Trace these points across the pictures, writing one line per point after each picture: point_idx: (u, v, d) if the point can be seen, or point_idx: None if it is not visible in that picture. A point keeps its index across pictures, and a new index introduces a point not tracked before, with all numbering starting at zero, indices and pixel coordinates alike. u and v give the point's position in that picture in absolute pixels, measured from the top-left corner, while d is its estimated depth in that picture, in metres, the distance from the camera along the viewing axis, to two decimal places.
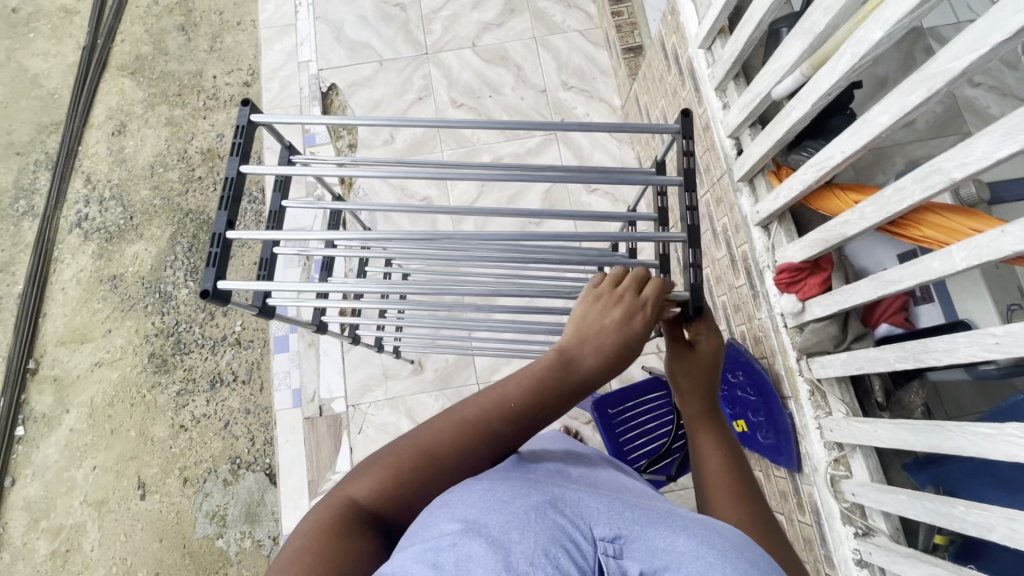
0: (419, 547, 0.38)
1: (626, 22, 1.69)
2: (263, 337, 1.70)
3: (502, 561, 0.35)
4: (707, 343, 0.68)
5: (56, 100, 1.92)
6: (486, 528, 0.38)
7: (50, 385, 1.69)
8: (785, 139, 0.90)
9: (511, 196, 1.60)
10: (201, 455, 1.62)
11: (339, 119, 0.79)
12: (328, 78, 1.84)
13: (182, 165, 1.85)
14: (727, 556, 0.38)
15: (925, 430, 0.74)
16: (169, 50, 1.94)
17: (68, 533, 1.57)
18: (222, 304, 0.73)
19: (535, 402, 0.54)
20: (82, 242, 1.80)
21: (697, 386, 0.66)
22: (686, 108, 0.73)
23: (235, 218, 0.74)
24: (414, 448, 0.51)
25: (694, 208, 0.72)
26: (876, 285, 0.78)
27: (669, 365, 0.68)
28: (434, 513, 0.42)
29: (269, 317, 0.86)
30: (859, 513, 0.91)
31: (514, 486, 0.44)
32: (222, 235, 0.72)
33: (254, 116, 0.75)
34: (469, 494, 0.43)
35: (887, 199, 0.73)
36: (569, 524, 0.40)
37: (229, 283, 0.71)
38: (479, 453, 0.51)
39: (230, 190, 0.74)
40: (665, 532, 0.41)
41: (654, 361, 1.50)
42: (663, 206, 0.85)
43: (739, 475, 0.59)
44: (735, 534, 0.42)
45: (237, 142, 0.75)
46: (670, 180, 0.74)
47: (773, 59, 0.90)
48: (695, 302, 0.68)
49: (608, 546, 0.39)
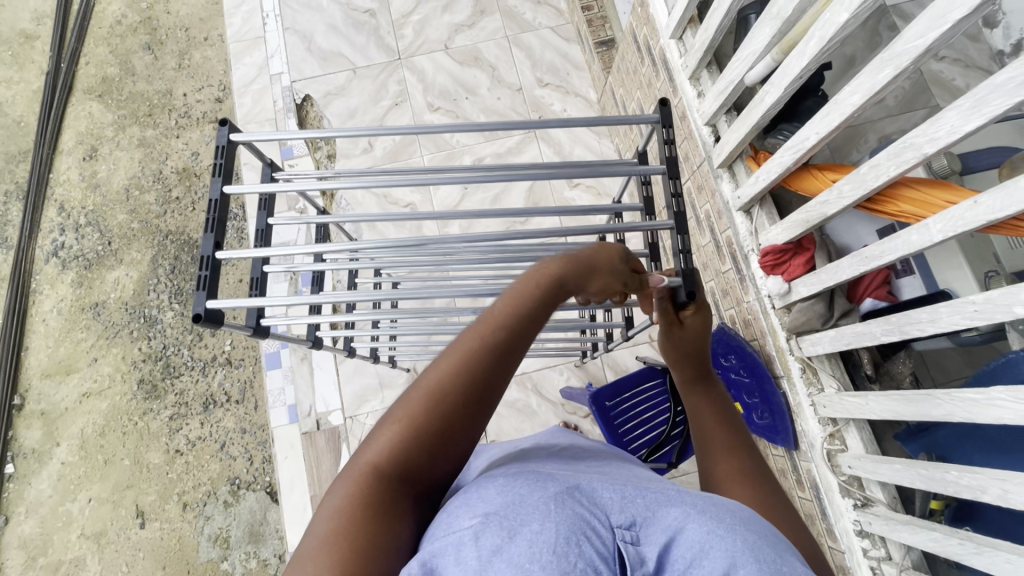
0: (440, 544, 0.38)
1: (596, 16, 1.69)
2: (254, 354, 1.68)
3: (526, 551, 0.36)
4: (696, 322, 0.67)
5: (23, 127, 1.89)
6: (506, 519, 0.38)
7: (38, 420, 1.65)
8: (760, 124, 0.91)
9: (495, 196, 1.61)
10: (199, 479, 1.60)
11: (318, 132, 0.77)
12: (302, 89, 1.82)
13: (159, 187, 1.82)
14: (736, 530, 0.40)
15: (914, 399, 0.75)
16: (136, 70, 1.91)
17: (67, 568, 1.55)
18: (216, 326, 0.71)
19: (523, 319, 0.52)
20: (61, 271, 1.76)
21: (686, 358, 0.67)
22: (664, 96, 0.73)
23: (222, 238, 0.72)
24: (422, 399, 0.48)
25: (679, 195, 0.71)
26: (859, 262, 0.79)
27: (661, 345, 0.69)
28: (452, 508, 0.43)
29: (264, 336, 0.84)
30: (856, 485, 0.93)
31: (529, 478, 0.44)
32: (211, 256, 0.71)
33: (233, 136, 0.73)
34: (486, 490, 0.43)
35: (863, 177, 0.74)
36: (587, 511, 0.40)
37: (218, 300, 0.69)
38: (482, 382, 0.49)
39: (215, 212, 0.72)
40: (677, 511, 0.42)
41: (648, 351, 1.51)
42: (648, 195, 0.86)
43: (732, 435, 0.62)
44: (737, 507, 0.43)
45: (219, 163, 0.73)
46: (653, 170, 0.74)
47: (743, 46, 0.91)
48: (688, 287, 0.66)
49: (626, 533, 0.40)
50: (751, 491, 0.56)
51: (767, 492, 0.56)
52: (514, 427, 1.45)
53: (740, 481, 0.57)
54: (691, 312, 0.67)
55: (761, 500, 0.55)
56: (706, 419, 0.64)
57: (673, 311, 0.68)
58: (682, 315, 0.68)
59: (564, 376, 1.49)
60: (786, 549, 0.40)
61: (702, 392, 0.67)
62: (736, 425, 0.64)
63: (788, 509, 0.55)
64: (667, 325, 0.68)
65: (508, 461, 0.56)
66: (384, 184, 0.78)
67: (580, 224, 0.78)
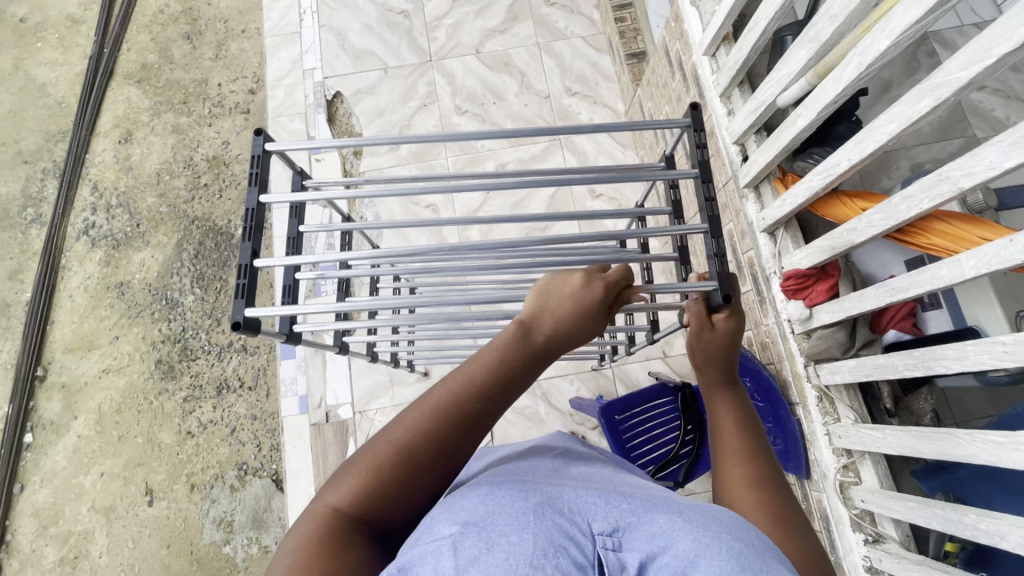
0: (419, 553, 0.38)
1: (629, 28, 1.68)
2: (269, 344, 1.71)
3: (502, 562, 0.35)
4: (727, 326, 0.66)
5: (63, 108, 1.95)
6: (483, 529, 0.38)
7: (58, 392, 1.70)
8: (790, 146, 0.90)
9: (517, 201, 1.61)
10: (208, 462, 1.63)
11: (352, 140, 0.77)
12: (333, 86, 1.85)
13: (188, 173, 1.86)
14: (722, 538, 0.38)
15: (934, 438, 0.73)
16: (174, 58, 1.96)
17: (76, 540, 1.58)
18: (255, 335, 0.67)
19: (501, 376, 0.53)
20: (90, 249, 1.81)
21: (713, 360, 0.66)
22: (695, 100, 0.72)
23: (259, 248, 0.69)
24: (388, 446, 0.48)
25: (712, 200, 0.71)
26: (886, 293, 0.77)
27: (689, 344, 0.69)
28: (434, 516, 0.42)
29: (297, 343, 0.80)
30: (868, 519, 0.91)
31: (511, 488, 0.44)
32: (249, 265, 0.67)
33: (269, 145, 0.71)
34: (469, 499, 0.43)
35: (895, 207, 0.72)
36: (567, 521, 0.40)
37: (257, 308, 0.65)
38: (454, 438, 0.49)
39: (251, 221, 0.69)
40: (662, 519, 0.40)
41: (660, 366, 1.50)
42: (676, 198, 0.86)
43: (749, 441, 0.60)
44: (732, 518, 0.42)
45: (254, 172, 0.71)
46: (684, 172, 0.73)
47: (777, 67, 0.89)
48: (723, 290, 0.67)
49: (607, 540, 0.39)
50: (760, 499, 0.54)
51: (777, 499, 0.54)
52: (520, 434, 1.45)
53: (750, 488, 0.55)
54: (724, 315, 0.67)
55: (770, 510, 0.53)
56: (723, 420, 0.63)
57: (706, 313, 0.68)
58: (714, 318, 0.67)
59: (574, 386, 1.49)
60: (774, 558, 0.39)
61: (727, 392, 0.65)
62: (756, 432, 0.62)
63: (799, 518, 0.53)
64: (699, 327, 0.67)
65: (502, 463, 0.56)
66: (413, 191, 0.78)
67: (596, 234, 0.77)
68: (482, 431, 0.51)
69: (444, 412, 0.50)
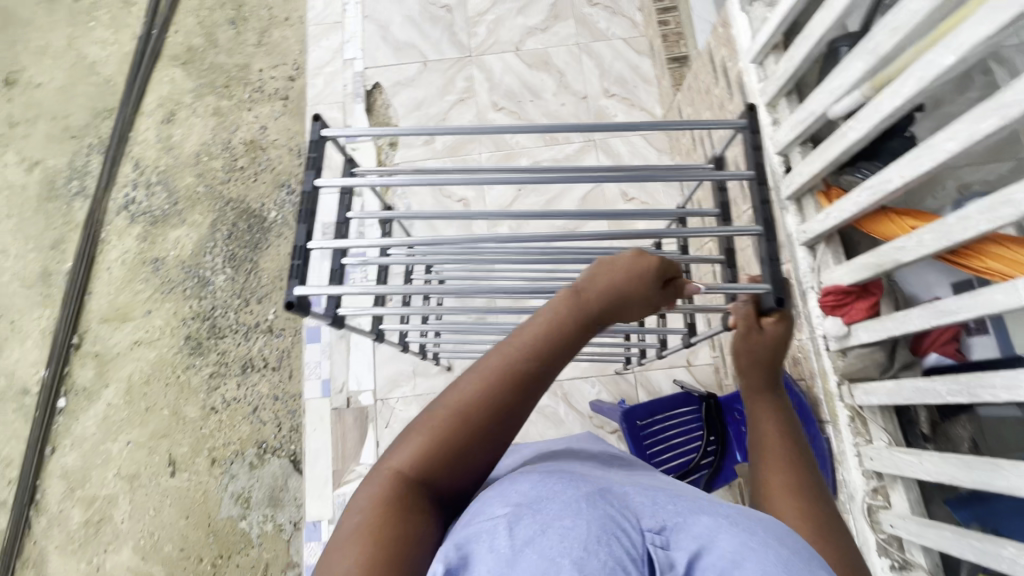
0: (475, 531, 0.39)
1: (672, 32, 1.66)
2: (295, 327, 1.75)
3: (558, 544, 0.36)
4: (778, 330, 0.68)
5: (111, 86, 2.01)
6: (538, 513, 0.39)
7: (92, 360, 1.76)
8: (838, 160, 0.88)
9: (549, 200, 1.61)
10: (229, 438, 1.67)
11: (404, 130, 0.78)
12: (372, 77, 1.87)
13: (226, 155, 1.91)
14: (769, 543, 0.39)
15: (974, 465, 0.71)
16: (219, 43, 2.01)
17: (100, 504, 1.64)
18: (305, 315, 0.68)
19: (555, 345, 0.54)
20: (129, 224, 1.87)
21: (758, 362, 0.66)
22: (753, 102, 0.75)
23: (313, 231, 0.70)
24: (448, 414, 0.50)
25: (768, 202, 0.71)
26: (932, 315, 0.75)
27: (733, 347, 0.69)
28: (487, 499, 0.44)
29: (340, 327, 0.81)
30: (895, 545, 0.89)
31: (562, 478, 0.45)
32: (303, 246, 0.69)
33: (325, 131, 0.73)
34: (523, 484, 0.44)
35: (949, 228, 0.70)
36: (618, 513, 0.40)
37: (309, 286, 0.66)
38: (512, 404, 0.51)
39: (306, 205, 0.71)
40: (707, 520, 0.41)
41: (683, 375, 1.48)
42: (724, 200, 0.87)
43: (789, 448, 0.60)
44: (778, 524, 0.42)
45: (311, 157, 0.72)
46: (738, 173, 0.71)
47: (830, 78, 0.87)
48: (775, 294, 0.69)
49: (656, 537, 0.39)
50: (798, 504, 0.54)
51: (816, 505, 0.54)
52: (538, 433, 1.45)
53: (788, 494, 0.55)
54: (773, 320, 0.68)
55: (809, 515, 0.53)
56: (765, 425, 0.63)
57: (755, 316, 0.69)
58: (763, 322, 0.69)
59: (595, 389, 1.48)
60: (819, 565, 0.39)
61: (770, 399, 0.65)
62: (797, 440, 0.62)
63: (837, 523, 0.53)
64: (746, 329, 0.68)
65: (544, 459, 0.57)
66: (460, 181, 0.79)
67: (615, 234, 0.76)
68: (537, 395, 0.53)
69: (501, 378, 0.51)
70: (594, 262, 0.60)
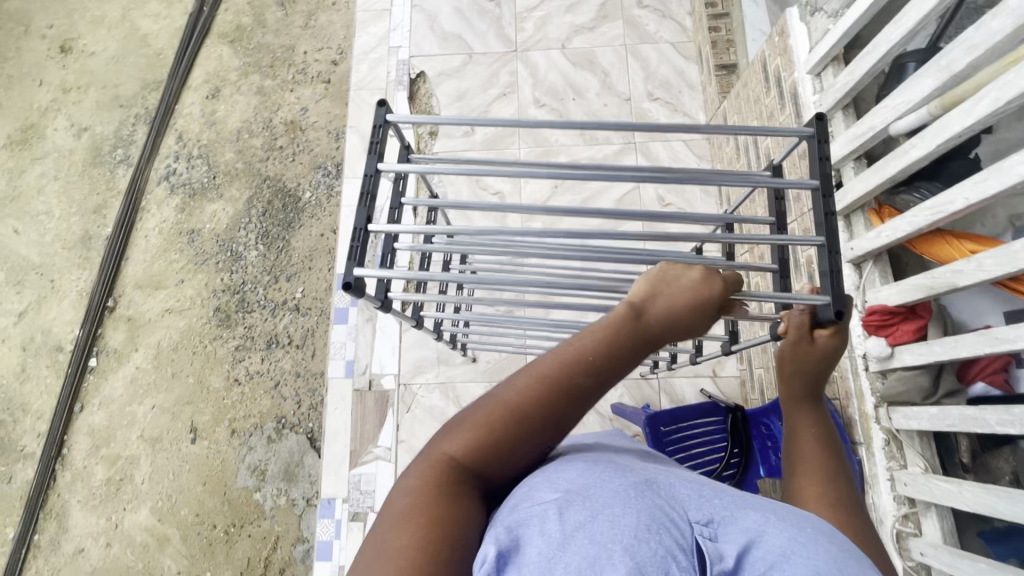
0: (523, 515, 0.40)
1: (722, 38, 1.65)
2: (321, 308, 1.78)
3: (609, 532, 0.36)
4: (830, 343, 0.65)
5: (161, 59, 2.06)
6: (586, 499, 0.40)
7: (124, 324, 1.81)
8: (897, 177, 0.86)
9: (584, 199, 1.61)
10: (250, 410, 1.70)
11: (467, 120, 0.78)
12: (418, 65, 1.89)
13: (266, 134, 1.94)
14: (818, 540, 0.38)
15: (1018, 499, 0.69)
16: (268, 23, 2.05)
17: (123, 464, 1.69)
18: (360, 296, 0.69)
19: (610, 354, 0.53)
20: (168, 195, 1.92)
21: (801, 372, 0.66)
22: (822, 112, 0.71)
23: (373, 215, 0.71)
24: (499, 409, 0.50)
25: (833, 215, 0.68)
26: (986, 342, 0.73)
27: (781, 351, 0.68)
28: (534, 484, 0.44)
29: (387, 311, 0.82)
30: (924, 574, 0.88)
31: (608, 467, 0.45)
32: (362, 230, 0.70)
33: (390, 117, 0.74)
34: (568, 470, 0.45)
35: (1013, 255, 0.68)
36: (665, 504, 0.40)
37: (367, 269, 0.68)
38: (564, 407, 0.51)
39: (367, 188, 0.71)
40: (754, 514, 0.40)
41: (709, 385, 1.47)
42: (781, 210, 0.85)
43: (827, 461, 0.60)
44: (826, 524, 0.42)
45: (375, 142, 0.73)
46: (802, 183, 0.70)
47: (895, 93, 0.86)
48: (836, 306, 0.64)
49: (704, 528, 0.39)
50: (836, 516, 0.53)
51: (853, 518, 0.53)
52: None
53: (824, 505, 0.55)
54: (828, 333, 0.65)
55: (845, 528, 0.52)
56: (803, 438, 0.63)
57: (809, 327, 0.66)
58: (816, 333, 0.66)
59: (616, 392, 1.48)
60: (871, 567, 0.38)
61: (809, 411, 0.65)
62: (837, 454, 0.61)
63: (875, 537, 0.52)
64: (796, 339, 0.66)
65: (583, 447, 0.58)
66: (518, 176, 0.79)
67: (663, 235, 0.75)
68: (590, 402, 0.52)
69: (556, 380, 0.51)
70: (655, 270, 0.59)
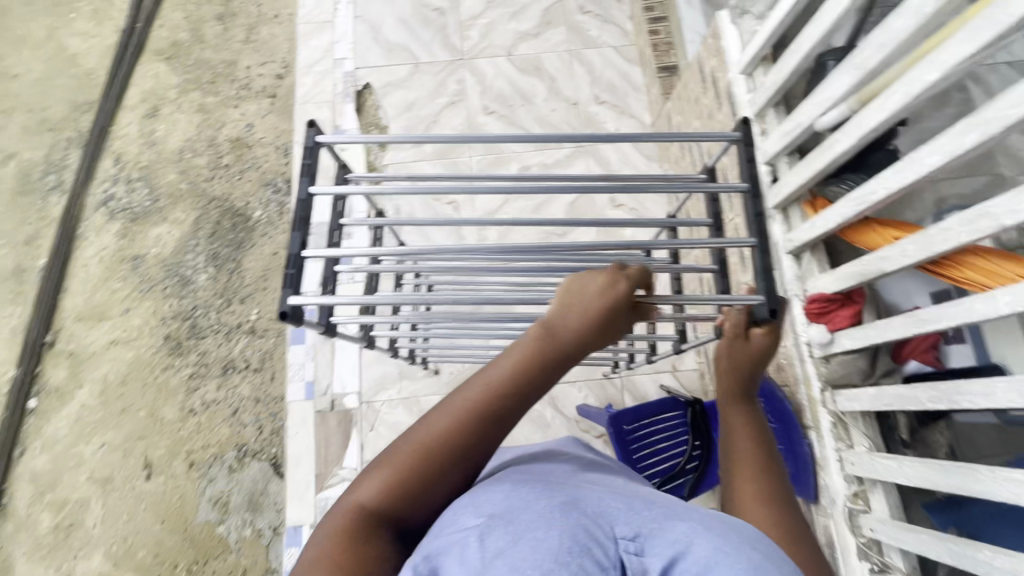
0: (445, 544, 0.39)
1: (662, 41, 1.69)
2: (278, 329, 1.72)
3: (530, 557, 0.36)
4: (764, 340, 0.68)
5: (92, 79, 1.96)
6: (510, 524, 0.39)
7: (65, 360, 1.71)
8: (825, 170, 0.90)
9: (537, 205, 1.62)
10: (208, 440, 1.63)
11: (401, 137, 0.77)
12: (363, 77, 1.86)
13: (211, 152, 1.88)
14: (741, 548, 0.39)
15: (953, 472, 0.73)
16: (206, 38, 1.98)
17: (71, 508, 1.59)
18: (300, 324, 0.68)
19: (523, 378, 0.54)
20: (108, 221, 1.82)
21: (735, 370, 0.68)
22: (748, 116, 0.75)
23: (308, 239, 0.69)
24: (415, 445, 0.52)
25: (762, 215, 0.71)
26: (914, 323, 0.77)
27: (719, 348, 0.71)
28: (458, 508, 0.44)
29: (333, 336, 0.80)
30: (875, 549, 0.91)
31: (536, 488, 0.45)
32: (298, 256, 0.67)
33: (320, 137, 0.72)
34: (495, 494, 0.44)
35: (931, 239, 0.72)
36: (591, 522, 0.40)
37: (304, 297, 0.66)
38: (479, 436, 0.52)
39: (300, 212, 0.69)
40: (681, 526, 0.41)
41: (669, 380, 1.50)
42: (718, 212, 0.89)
43: (761, 458, 0.61)
44: (750, 528, 0.43)
45: (306, 163, 0.71)
46: (733, 185, 0.71)
47: (818, 90, 0.89)
48: (770, 305, 0.67)
49: (630, 544, 0.40)
50: (770, 513, 0.55)
51: (785, 514, 0.55)
52: (525, 437, 1.45)
53: (759, 502, 0.56)
54: (762, 331, 0.68)
55: (773, 525, 0.54)
56: (738, 434, 0.64)
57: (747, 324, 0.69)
58: (752, 331, 0.69)
59: (581, 393, 1.49)
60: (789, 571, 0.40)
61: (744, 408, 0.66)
62: (770, 450, 0.63)
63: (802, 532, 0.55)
64: (733, 336, 0.69)
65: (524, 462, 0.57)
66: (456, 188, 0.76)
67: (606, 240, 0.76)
68: (507, 428, 0.53)
69: (469, 410, 0.52)
70: (566, 285, 0.60)
